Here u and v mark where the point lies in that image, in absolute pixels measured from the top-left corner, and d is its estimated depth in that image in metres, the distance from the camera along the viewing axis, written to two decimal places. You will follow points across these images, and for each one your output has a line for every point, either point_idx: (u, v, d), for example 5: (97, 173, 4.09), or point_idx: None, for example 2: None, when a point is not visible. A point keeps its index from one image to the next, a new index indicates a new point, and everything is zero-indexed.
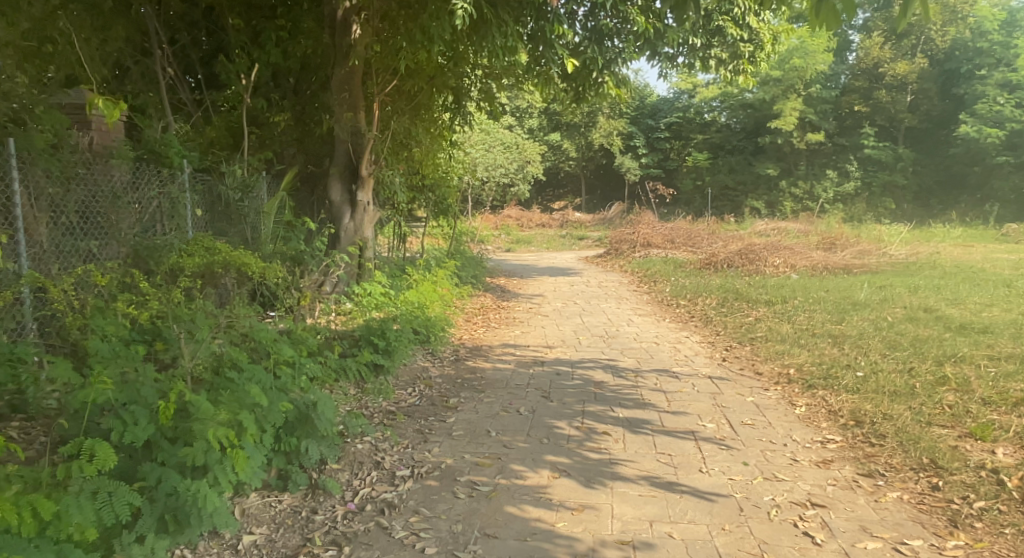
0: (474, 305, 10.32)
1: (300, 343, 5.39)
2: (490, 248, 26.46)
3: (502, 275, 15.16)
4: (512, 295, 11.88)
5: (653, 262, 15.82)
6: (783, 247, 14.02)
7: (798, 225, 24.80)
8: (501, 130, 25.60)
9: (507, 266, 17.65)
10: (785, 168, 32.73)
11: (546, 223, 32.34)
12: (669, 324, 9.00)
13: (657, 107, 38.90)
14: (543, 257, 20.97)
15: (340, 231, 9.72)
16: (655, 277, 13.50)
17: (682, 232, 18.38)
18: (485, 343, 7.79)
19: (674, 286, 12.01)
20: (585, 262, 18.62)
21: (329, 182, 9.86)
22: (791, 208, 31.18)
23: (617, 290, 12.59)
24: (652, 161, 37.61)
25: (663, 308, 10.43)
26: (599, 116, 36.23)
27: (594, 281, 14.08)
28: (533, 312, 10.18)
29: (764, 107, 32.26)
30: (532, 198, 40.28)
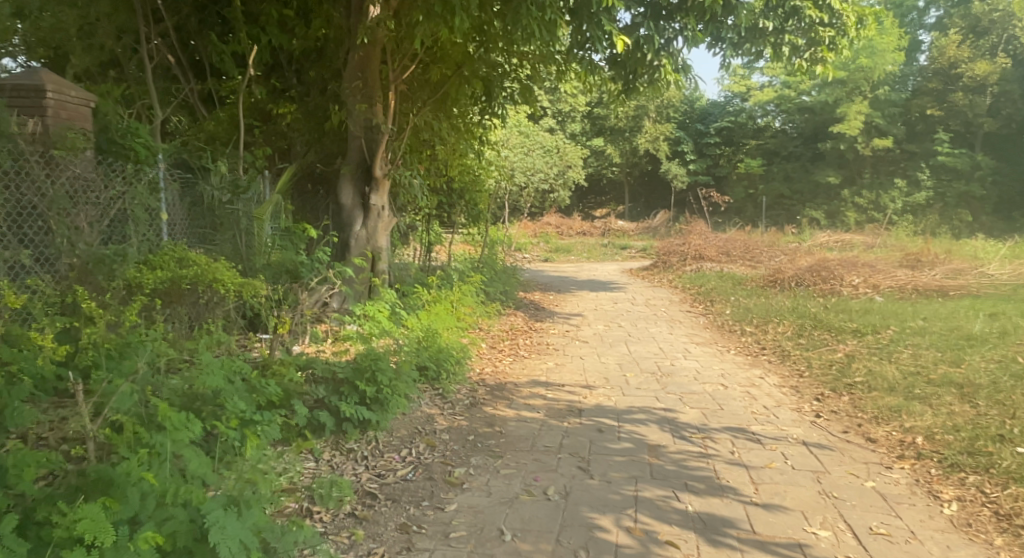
0: (503, 327, 8.91)
1: (256, 393, 4.01)
2: (529, 257, 25.12)
3: (538, 289, 13.73)
4: (551, 314, 10.48)
5: (708, 277, 14.26)
6: (861, 264, 12.35)
7: (863, 237, 22.92)
8: (542, 133, 24.30)
9: (544, 278, 16.22)
10: (845, 177, 30.67)
11: (588, 231, 30.87)
12: (737, 359, 7.44)
13: (707, 111, 37.15)
14: (585, 269, 19.48)
15: (349, 239, 8.38)
16: (713, 295, 11.96)
17: (739, 244, 16.73)
18: (511, 381, 6.36)
19: (736, 307, 10.45)
20: (631, 275, 17.09)
21: (339, 182, 8.51)
22: (854, 219, 29.18)
23: (671, 310, 11.07)
24: (702, 168, 35.81)
25: (726, 334, 8.87)
26: (646, 120, 34.72)
27: (642, 298, 12.59)
28: (573, 337, 8.74)
29: (825, 111, 30.37)
30: (573, 206, 38.82)
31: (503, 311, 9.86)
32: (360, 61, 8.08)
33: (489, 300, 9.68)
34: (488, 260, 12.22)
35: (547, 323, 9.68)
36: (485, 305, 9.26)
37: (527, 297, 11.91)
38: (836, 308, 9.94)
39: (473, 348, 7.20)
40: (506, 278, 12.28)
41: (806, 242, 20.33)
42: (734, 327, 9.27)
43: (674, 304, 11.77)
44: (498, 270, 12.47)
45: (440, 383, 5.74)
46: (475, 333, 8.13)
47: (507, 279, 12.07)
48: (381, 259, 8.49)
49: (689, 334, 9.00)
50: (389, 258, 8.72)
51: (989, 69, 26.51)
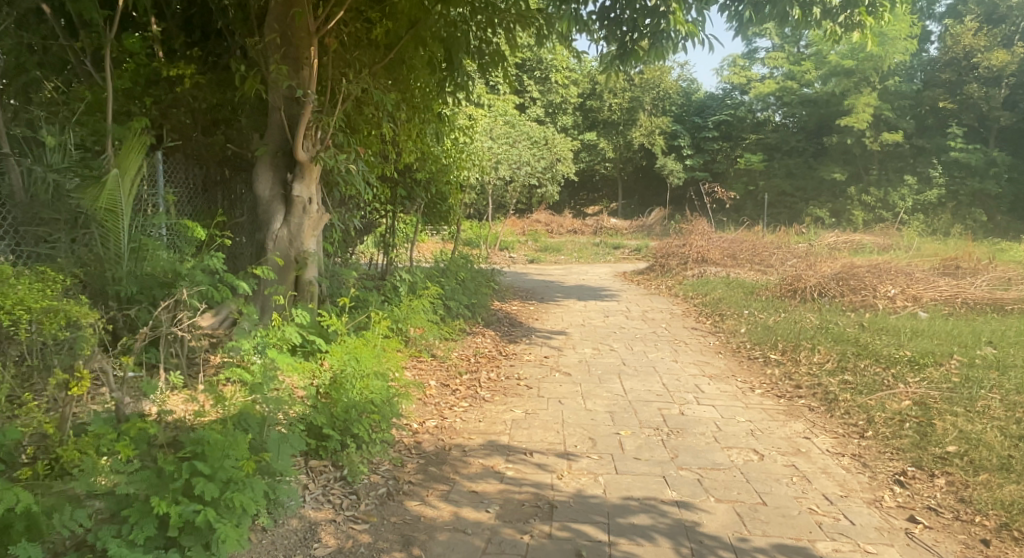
0: (465, 356, 7.01)
1: None
2: (512, 257, 23.20)
3: (517, 297, 11.89)
4: (530, 333, 8.61)
5: (713, 284, 12.42)
6: (893, 270, 10.54)
7: (874, 239, 21.11)
8: (528, 123, 22.44)
9: (525, 283, 14.38)
10: (852, 173, 28.70)
11: (580, 229, 29.09)
12: (767, 407, 5.58)
13: (704, 104, 35.22)
14: (573, 271, 17.64)
15: (266, 241, 6.46)
16: (721, 308, 10.10)
17: (745, 246, 14.90)
18: (459, 445, 4.48)
19: (754, 325, 8.60)
20: (624, 280, 15.24)
21: (254, 169, 6.59)
22: (861, 218, 27.33)
23: (673, 327, 9.22)
24: (698, 163, 33.90)
25: (745, 365, 7.01)
26: (640, 112, 33.20)
27: (638, 310, 10.75)
28: (553, 368, 6.87)
29: (831, 103, 28.45)
30: (564, 202, 37.01)
31: (467, 331, 7.99)
32: (281, 12, 6.20)
33: (450, 317, 7.77)
34: (457, 263, 10.27)
35: (523, 346, 7.83)
36: (443, 327, 7.39)
37: (502, 310, 10.05)
38: (877, 327, 8.12)
39: (414, 391, 5.33)
40: (479, 285, 10.36)
41: (818, 244, 18.52)
42: (753, 354, 7.41)
43: (677, 318, 9.93)
44: (470, 274, 10.54)
45: (343, 463, 3.84)
46: (424, 368, 6.23)
47: (479, 286, 10.14)
48: (309, 267, 6.58)
49: (699, 364, 7.13)
50: (320, 267, 6.80)
51: (1008, 59, 24.69)
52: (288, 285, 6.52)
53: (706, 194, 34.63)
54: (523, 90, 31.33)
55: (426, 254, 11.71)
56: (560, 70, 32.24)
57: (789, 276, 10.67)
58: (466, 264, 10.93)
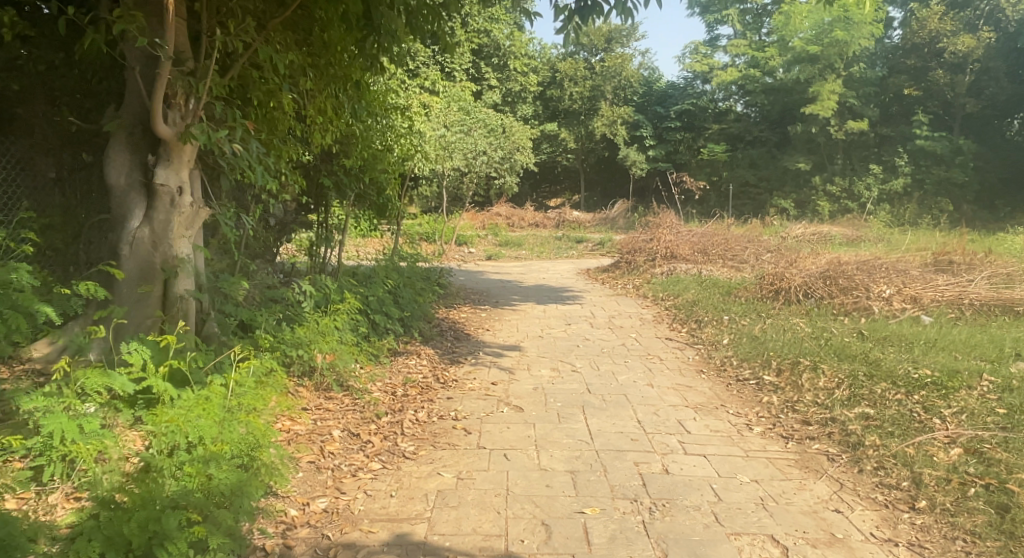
0: (385, 390, 5.56)
1: None
2: (469, 254, 21.79)
3: (465, 302, 10.50)
4: (475, 348, 7.20)
5: (685, 284, 11.15)
6: (886, 267, 9.34)
7: (846, 231, 20.14)
8: (483, 110, 21.05)
9: (479, 284, 13.02)
10: (817, 163, 27.58)
11: (541, 222, 27.73)
12: (775, 457, 4.27)
13: (665, 93, 34.04)
14: (532, 269, 16.31)
15: (120, 245, 5.13)
16: (696, 313, 8.80)
17: (716, 242, 13.69)
18: (351, 545, 3.20)
19: (737, 335, 7.31)
20: (587, 278, 13.96)
21: (107, 154, 5.26)
22: (827, 209, 26.33)
23: (642, 338, 7.88)
24: (661, 154, 32.63)
25: (735, 391, 5.69)
26: (601, 101, 32.37)
27: (602, 316, 9.41)
28: (501, 401, 5.47)
29: (797, 90, 27.13)
30: (525, 195, 35.73)
31: (396, 352, 6.55)
32: None
33: (374, 334, 6.32)
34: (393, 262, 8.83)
35: (465, 368, 6.43)
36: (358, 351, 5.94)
37: (446, 319, 8.62)
38: (882, 335, 6.88)
39: (300, 451, 3.98)
40: (420, 288, 8.94)
41: (791, 238, 17.42)
42: (740, 375, 6.10)
43: (646, 327, 8.61)
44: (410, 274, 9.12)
45: None
46: (324, 413, 4.81)
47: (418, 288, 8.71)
48: (180, 276, 5.26)
49: (679, 389, 5.79)
50: (198, 274, 5.50)
51: (974, 44, 23.87)
52: (154, 301, 5.21)
53: (670, 185, 33.56)
54: (478, 78, 29.76)
55: (357, 254, 10.21)
56: (516, 57, 30.76)
57: (769, 276, 9.43)
58: (405, 264, 9.51)
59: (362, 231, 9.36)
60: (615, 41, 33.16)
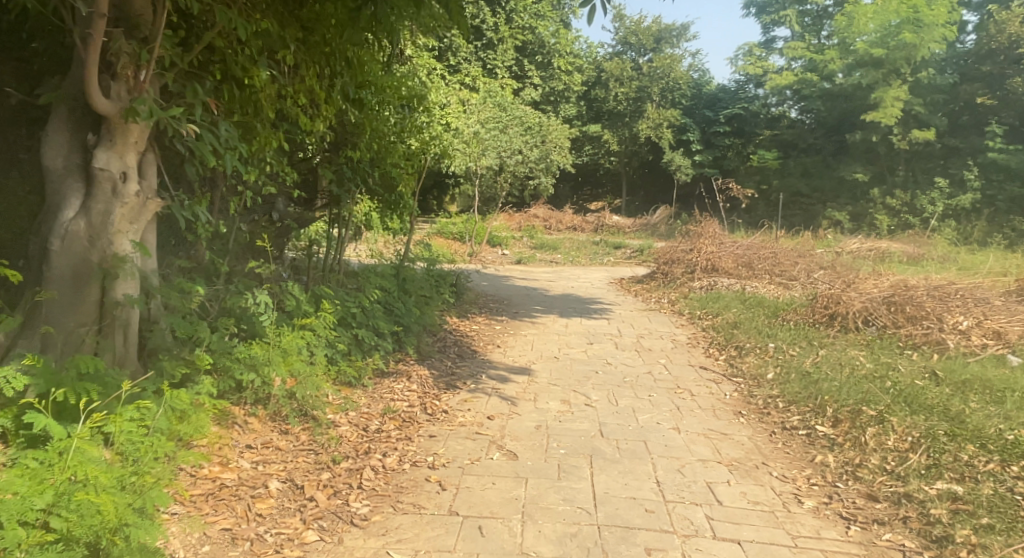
0: (355, 422, 4.69)
1: None
2: (500, 256, 20.98)
3: (481, 312, 9.64)
4: (479, 370, 6.27)
5: (726, 302, 10.07)
6: (963, 293, 8.14)
7: (907, 248, 18.74)
8: (519, 108, 20.23)
9: (501, 291, 12.18)
10: (876, 174, 26.07)
11: (579, 226, 26.74)
12: (832, 550, 3.32)
13: (716, 96, 32.70)
14: (562, 275, 15.39)
15: (52, 238, 4.32)
16: (736, 338, 7.73)
17: (763, 255, 12.54)
18: None
19: (784, 369, 6.24)
20: (620, 288, 13.00)
21: (45, 128, 4.44)
22: (886, 223, 24.81)
23: (673, 366, 6.86)
24: (708, 159, 31.39)
25: (781, 444, 4.67)
26: (647, 103, 31.00)
27: (630, 336, 8.40)
28: (492, 442, 4.55)
29: (858, 95, 25.73)
30: (565, 197, 34.83)
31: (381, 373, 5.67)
32: None
33: (355, 351, 5.44)
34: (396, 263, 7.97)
35: (460, 396, 5.50)
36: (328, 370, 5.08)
37: (454, 332, 7.71)
38: (962, 378, 5.74)
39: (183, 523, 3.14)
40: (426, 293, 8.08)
41: (846, 254, 16.09)
42: (787, 421, 5.07)
43: (678, 351, 7.58)
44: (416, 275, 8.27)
45: None
46: (270, 455, 3.97)
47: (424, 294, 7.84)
48: (120, 279, 4.47)
49: (712, 437, 4.80)
50: (146, 274, 4.68)
51: None
52: (88, 306, 4.41)
53: (715, 192, 32.24)
54: (521, 75, 28.95)
55: (365, 255, 9.37)
56: (560, 55, 29.88)
57: (823, 297, 8.32)
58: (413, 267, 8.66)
59: (368, 227, 8.54)
60: (665, 41, 31.96)
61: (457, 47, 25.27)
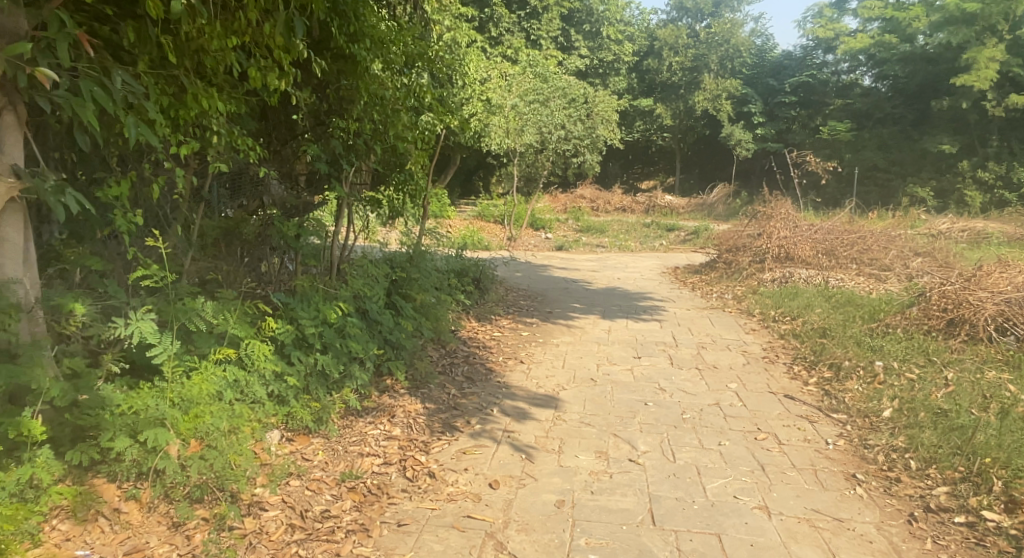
0: (294, 500, 3.31)
1: None
2: (542, 242, 19.51)
3: (507, 315, 8.23)
4: (491, 403, 4.76)
5: (807, 302, 8.45)
6: None
7: (1006, 229, 16.58)
8: (563, 79, 18.68)
9: (535, 286, 10.77)
10: (964, 145, 23.62)
11: (629, 207, 24.97)
12: None
13: (779, 64, 30.53)
14: (610, 263, 13.88)
15: None
16: (828, 354, 6.13)
17: (847, 240, 10.79)
18: None
19: (907, 406, 4.70)
20: (674, 279, 11.45)
21: None
22: (977, 200, 22.37)
23: (747, 394, 5.31)
24: (770, 133, 29.22)
25: (930, 548, 3.17)
26: (704, 73, 28.98)
27: (689, 347, 6.83)
28: (491, 536, 3.12)
29: (946, 58, 23.37)
30: (614, 176, 33.10)
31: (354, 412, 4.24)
32: None
33: (316, 383, 3.99)
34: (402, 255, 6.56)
35: (458, 445, 3.99)
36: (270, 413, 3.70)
37: (468, 347, 6.24)
38: None
39: None
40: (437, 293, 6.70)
41: (938, 237, 14.11)
42: (929, 498, 3.58)
43: (752, 371, 6.00)
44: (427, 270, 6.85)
45: None
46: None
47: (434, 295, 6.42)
48: None
49: (820, 527, 3.27)
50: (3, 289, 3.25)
51: None
52: None
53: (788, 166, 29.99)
54: (568, 46, 27.25)
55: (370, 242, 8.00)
56: (610, 23, 28.13)
57: (944, 293, 7.00)
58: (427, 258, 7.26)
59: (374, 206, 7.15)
60: (724, 5, 30.36)
61: (500, 16, 23.80)
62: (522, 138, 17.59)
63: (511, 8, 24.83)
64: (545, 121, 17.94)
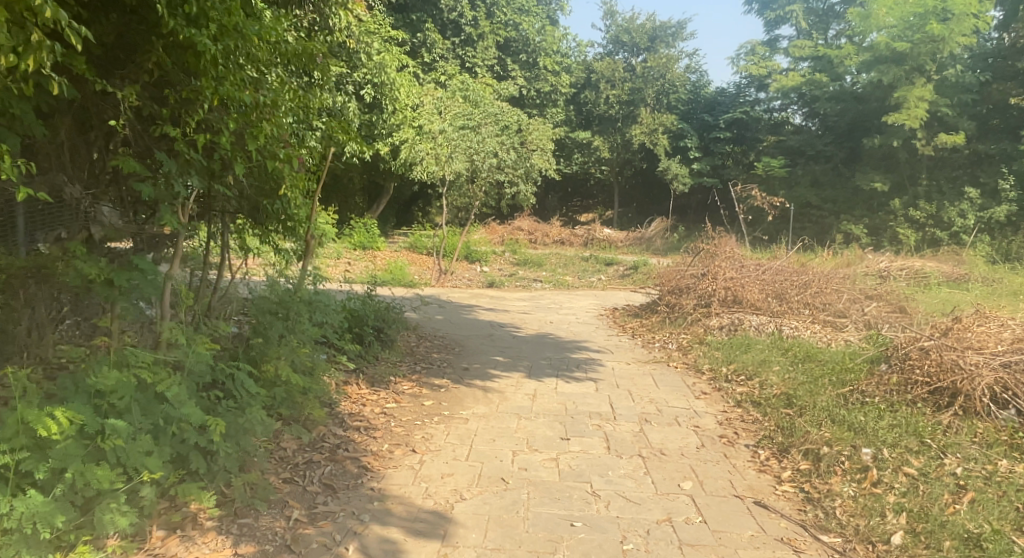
0: None
1: None
2: (473, 278, 18.20)
3: (411, 372, 6.89)
4: (347, 535, 3.44)
5: (763, 357, 7.30)
6: None
7: (950, 269, 15.91)
8: (491, 106, 17.52)
9: (456, 331, 9.46)
10: (895, 182, 23.27)
11: (567, 239, 23.91)
12: None
13: (715, 100, 30.24)
14: (548, 302, 12.67)
15: None
16: (803, 436, 4.85)
17: (799, 281, 9.71)
18: None
19: (923, 533, 3.52)
20: (613, 323, 10.28)
21: None
22: (909, 238, 21.90)
23: (707, 500, 3.98)
24: (706, 168, 28.76)
25: None
26: (640, 107, 28.38)
27: (628, 420, 5.47)
28: None
29: (876, 97, 23.10)
30: (553, 209, 32.27)
31: None
32: None
33: (21, 545, 2.84)
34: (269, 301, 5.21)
35: None
36: None
37: (344, 429, 4.83)
38: None
39: None
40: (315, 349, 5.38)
41: (889, 278, 13.23)
42: None
43: (708, 460, 4.67)
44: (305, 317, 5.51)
45: None
46: None
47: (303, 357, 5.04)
48: None
49: None
50: None
51: None
52: None
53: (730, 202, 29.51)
54: (504, 76, 26.31)
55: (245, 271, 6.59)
56: (547, 54, 27.42)
57: (921, 352, 5.90)
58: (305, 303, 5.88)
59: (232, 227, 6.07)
60: (660, 40, 29.31)
61: (434, 41, 22.72)
62: (451, 165, 16.55)
63: (445, 34, 23.85)
64: (476, 147, 16.75)
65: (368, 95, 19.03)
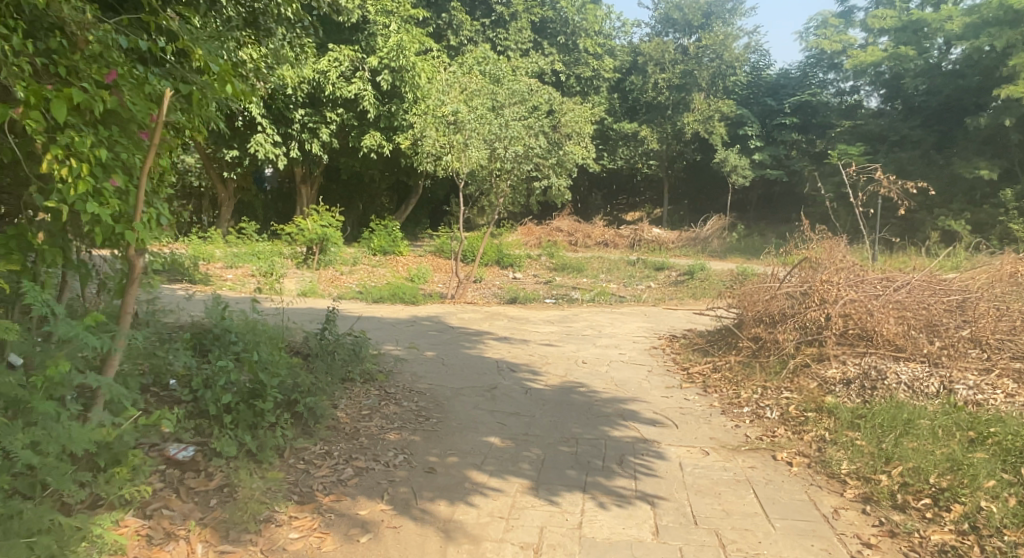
0: None
1: None
2: (498, 289, 15.22)
3: (331, 483, 3.99)
4: None
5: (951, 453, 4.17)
6: None
7: None
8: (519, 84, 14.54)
9: (444, 382, 6.47)
10: (1004, 168, 19.56)
11: (612, 241, 20.80)
12: None
13: (778, 83, 26.82)
14: (585, 327, 9.62)
15: None
16: None
17: (954, 302, 6.50)
18: None
19: None
20: (673, 366, 7.16)
21: None
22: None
23: None
24: (769, 158, 25.29)
25: None
26: (694, 91, 24.91)
27: None
28: None
29: (979, 68, 19.35)
30: (596, 209, 29.21)
31: None
32: None
33: None
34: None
35: None
36: None
37: None
38: None
39: None
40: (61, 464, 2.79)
41: None
42: None
43: None
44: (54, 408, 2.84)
45: None
46: None
47: None
48: None
49: None
50: None
51: None
52: None
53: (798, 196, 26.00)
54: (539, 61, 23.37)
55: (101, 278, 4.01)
56: (588, 35, 24.19)
57: None
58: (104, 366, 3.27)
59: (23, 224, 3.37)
60: (715, 17, 25.84)
61: (460, 22, 19.91)
62: (466, 155, 13.58)
63: (473, 15, 21.19)
64: (497, 133, 13.67)
65: (385, 82, 16.15)
